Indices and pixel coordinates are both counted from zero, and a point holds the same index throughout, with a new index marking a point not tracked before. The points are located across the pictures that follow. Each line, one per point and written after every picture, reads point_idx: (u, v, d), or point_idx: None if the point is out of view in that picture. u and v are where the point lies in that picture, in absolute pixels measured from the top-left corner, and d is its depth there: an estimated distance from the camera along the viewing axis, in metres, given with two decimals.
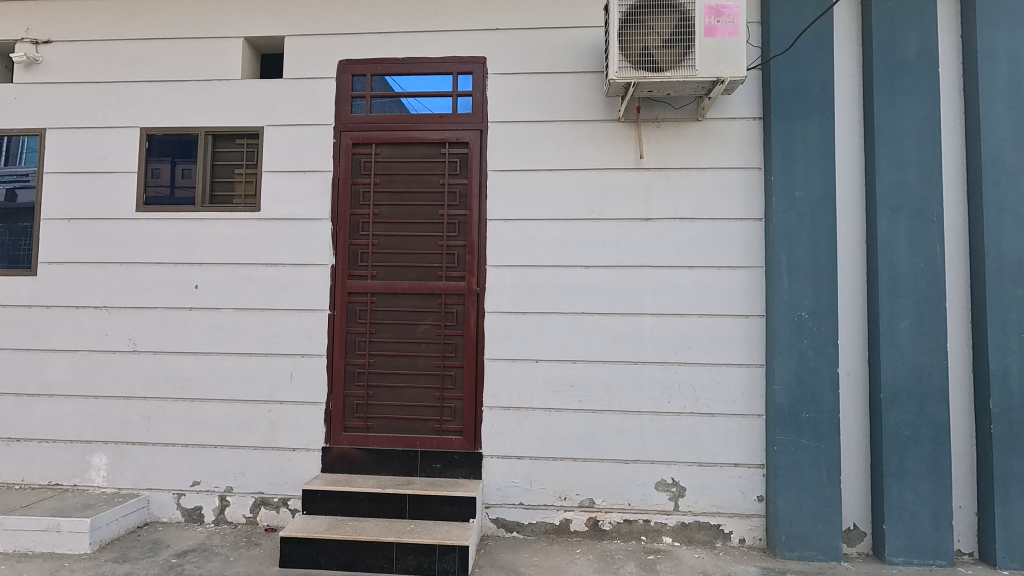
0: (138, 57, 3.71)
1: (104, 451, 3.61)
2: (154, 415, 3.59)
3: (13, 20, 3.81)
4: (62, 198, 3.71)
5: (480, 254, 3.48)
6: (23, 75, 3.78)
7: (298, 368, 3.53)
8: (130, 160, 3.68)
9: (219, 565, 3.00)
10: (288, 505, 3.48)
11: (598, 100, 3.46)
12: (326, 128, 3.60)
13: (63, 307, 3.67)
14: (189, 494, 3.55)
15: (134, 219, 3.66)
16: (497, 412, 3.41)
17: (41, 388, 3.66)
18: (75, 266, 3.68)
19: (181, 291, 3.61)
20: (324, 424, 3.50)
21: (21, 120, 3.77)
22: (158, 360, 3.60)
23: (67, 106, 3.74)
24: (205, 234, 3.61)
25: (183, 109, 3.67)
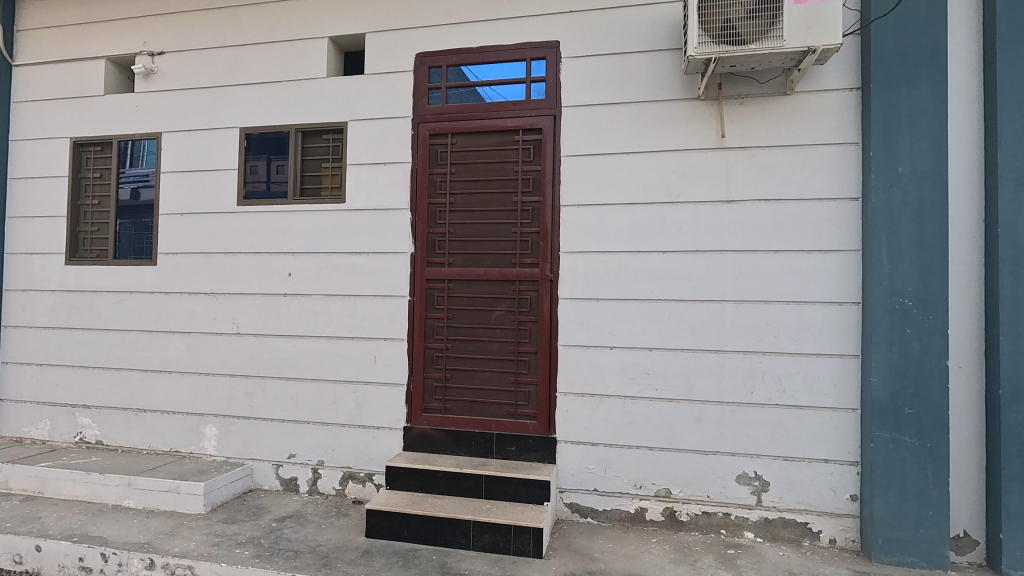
0: (237, 62, 4.01)
1: (214, 423, 3.99)
2: (255, 392, 3.92)
3: (133, 35, 4.23)
4: (176, 195, 4.11)
5: (554, 240, 3.48)
6: (142, 85, 4.21)
7: (381, 351, 3.72)
8: (231, 157, 4.00)
9: (313, 532, 3.24)
10: (373, 480, 3.68)
11: (676, 79, 3.33)
12: (405, 121, 3.72)
13: (179, 293, 4.08)
14: (286, 465, 3.85)
15: (236, 213, 3.98)
16: (571, 398, 3.42)
17: (162, 365, 4.10)
18: (188, 256, 4.07)
19: (277, 278, 3.90)
20: (405, 405, 3.66)
21: (141, 125, 4.20)
22: (258, 342, 3.92)
23: (178, 111, 4.12)
24: (297, 225, 3.87)
25: (276, 108, 3.93)
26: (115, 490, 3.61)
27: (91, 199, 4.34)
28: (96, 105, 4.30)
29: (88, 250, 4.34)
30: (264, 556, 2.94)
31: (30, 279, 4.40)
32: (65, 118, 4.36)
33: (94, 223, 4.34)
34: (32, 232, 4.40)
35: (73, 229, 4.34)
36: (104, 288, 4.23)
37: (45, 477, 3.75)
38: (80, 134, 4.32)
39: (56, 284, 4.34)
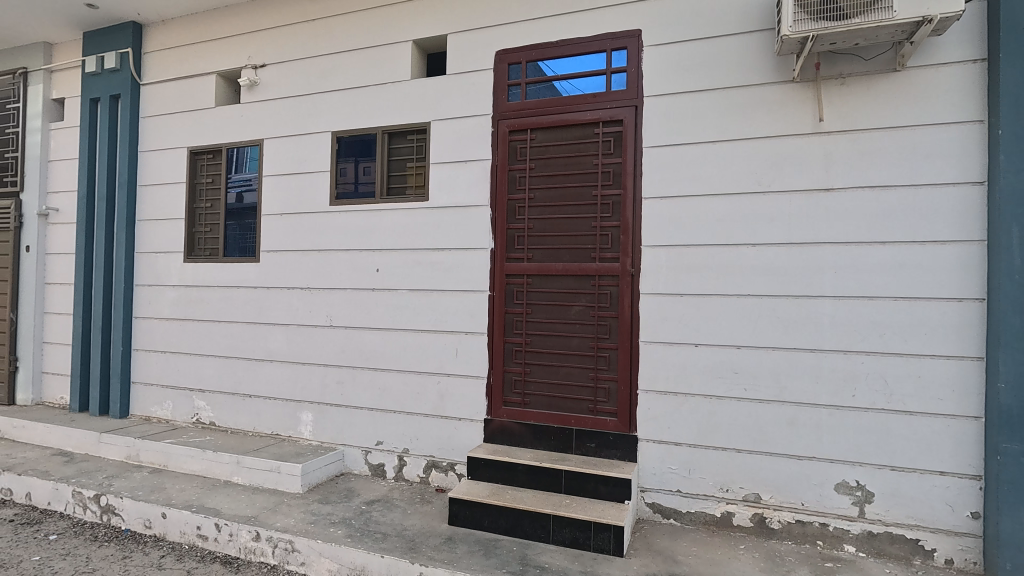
0: (330, 70, 4.25)
1: (310, 409, 4.27)
2: (347, 382, 4.15)
3: (239, 50, 4.60)
4: (276, 197, 4.43)
5: (635, 234, 3.40)
6: (247, 96, 4.56)
7: (463, 344, 3.81)
8: (324, 160, 4.25)
9: (399, 516, 3.39)
10: (455, 470, 3.79)
11: (768, 61, 3.14)
12: (485, 118, 3.78)
13: (279, 288, 4.40)
14: (374, 452, 4.05)
15: (328, 212, 4.23)
16: (653, 395, 3.33)
17: (265, 354, 4.44)
18: (286, 254, 4.37)
19: (366, 274, 4.10)
20: (486, 398, 3.74)
21: (246, 133, 4.56)
22: (349, 334, 4.15)
23: (277, 119, 4.43)
24: (384, 223, 4.05)
25: (364, 112, 4.13)
26: (226, 467, 3.97)
27: (204, 202, 4.77)
28: (209, 117, 4.71)
29: (203, 249, 4.78)
30: (355, 536, 3.12)
31: (156, 276, 4.92)
32: (183, 130, 4.82)
33: (207, 224, 4.77)
34: (157, 233, 4.91)
35: (190, 230, 4.80)
36: (216, 284, 4.65)
37: (168, 453, 4.19)
38: (195, 144, 4.76)
39: (176, 280, 4.82)
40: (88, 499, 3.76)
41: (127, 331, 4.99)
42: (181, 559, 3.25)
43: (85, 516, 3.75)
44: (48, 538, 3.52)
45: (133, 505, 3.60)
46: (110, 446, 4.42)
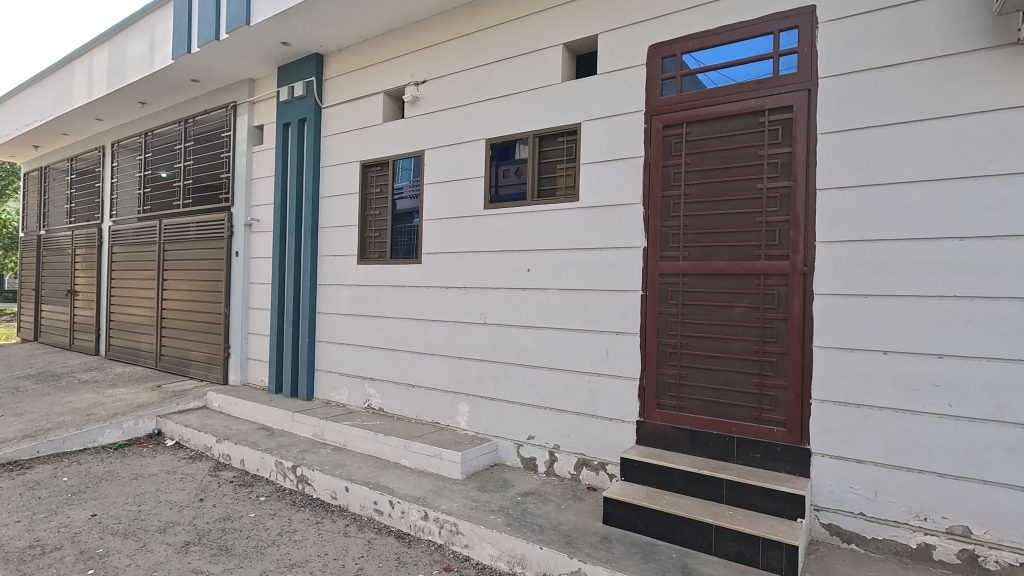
0: (484, 80, 4.48)
1: (466, 401, 4.55)
2: (500, 377, 4.35)
3: (404, 69, 5.03)
4: (436, 203, 4.77)
5: (807, 229, 3.12)
6: (410, 111, 4.98)
7: (614, 344, 3.80)
8: (479, 166, 4.49)
9: (553, 510, 3.47)
10: (606, 469, 3.79)
11: (983, 24, 2.69)
12: (638, 115, 3.72)
13: (438, 287, 4.74)
14: (526, 445, 4.19)
15: (483, 216, 4.46)
16: (830, 406, 3.04)
17: (426, 348, 4.82)
18: (445, 255, 4.70)
19: (518, 273, 4.26)
20: (639, 400, 3.67)
21: (409, 145, 4.97)
22: (502, 331, 4.35)
23: (437, 130, 4.77)
24: (535, 224, 4.17)
25: (516, 117, 4.29)
26: (395, 450, 4.37)
27: (374, 210, 5.30)
28: (378, 132, 5.22)
29: (373, 252, 5.31)
30: (514, 525, 3.25)
31: (334, 277, 5.57)
32: (356, 146, 5.39)
33: (376, 229, 5.29)
34: (335, 238, 5.56)
35: (362, 235, 5.36)
36: (384, 283, 5.14)
37: (347, 434, 4.73)
38: (366, 158, 5.30)
39: (351, 280, 5.41)
40: (287, 468, 4.37)
41: (312, 324, 5.72)
42: (362, 530, 3.65)
43: (285, 483, 4.37)
44: (259, 499, 4.16)
45: (322, 477, 4.12)
46: (301, 424, 5.11)
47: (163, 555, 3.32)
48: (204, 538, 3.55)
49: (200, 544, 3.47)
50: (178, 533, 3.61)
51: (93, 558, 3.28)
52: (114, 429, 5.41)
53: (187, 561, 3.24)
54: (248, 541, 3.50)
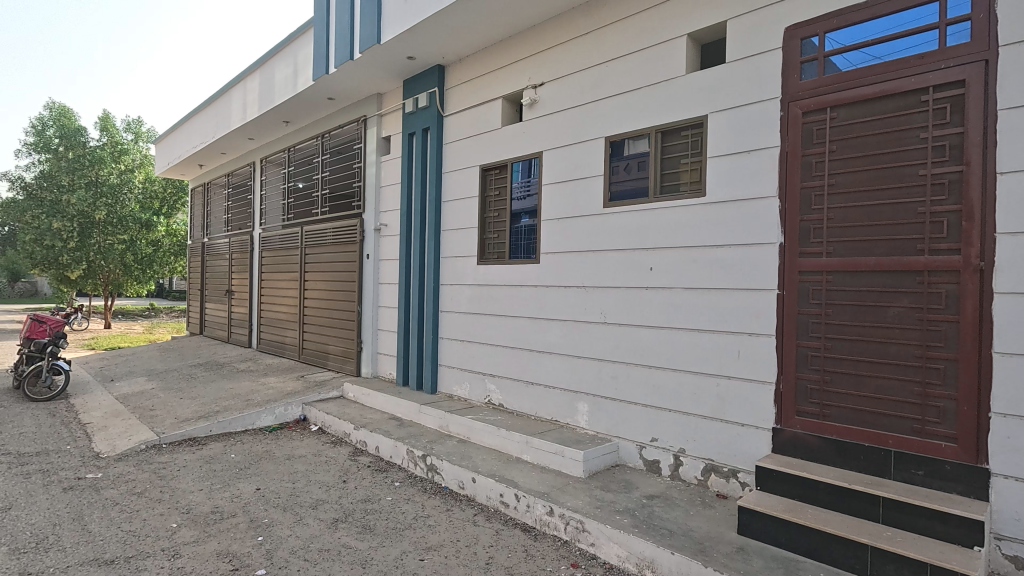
0: (603, 78, 4.46)
1: (586, 401, 4.56)
2: (621, 377, 4.31)
3: (522, 73, 5.15)
4: (554, 203, 4.83)
5: (984, 218, 2.74)
6: (529, 113, 5.08)
7: (746, 346, 3.60)
8: (599, 164, 4.48)
9: (682, 516, 3.37)
10: (738, 477, 3.60)
11: None
12: (773, 103, 3.50)
13: (557, 286, 4.80)
14: (649, 448, 4.11)
15: (602, 214, 4.45)
16: (1016, 421, 2.65)
17: (545, 347, 4.90)
18: (564, 255, 4.75)
19: (640, 272, 4.19)
20: (776, 406, 3.45)
21: (528, 148, 5.08)
22: (622, 331, 4.30)
23: (555, 131, 4.83)
24: (658, 221, 4.08)
25: (638, 113, 4.22)
26: (516, 445, 4.48)
27: (493, 211, 5.47)
28: (497, 136, 5.39)
29: (492, 252, 5.49)
30: (642, 528, 3.20)
31: (456, 277, 5.83)
32: (476, 151, 5.60)
33: (495, 230, 5.46)
34: (456, 240, 5.82)
35: (482, 237, 5.56)
36: (503, 282, 5.30)
37: (470, 427, 4.93)
38: (486, 161, 5.49)
39: (471, 279, 5.64)
40: (418, 457, 4.66)
41: (435, 321, 6.04)
42: (490, 520, 3.79)
43: (416, 471, 4.66)
44: (395, 484, 4.48)
45: (450, 468, 4.34)
46: (427, 416, 5.41)
47: (317, 528, 3.69)
48: (350, 516, 3.90)
49: (347, 521, 3.80)
50: (328, 510, 3.99)
51: (261, 526, 3.72)
52: (269, 414, 6.09)
53: (337, 536, 3.57)
54: (388, 523, 3.78)
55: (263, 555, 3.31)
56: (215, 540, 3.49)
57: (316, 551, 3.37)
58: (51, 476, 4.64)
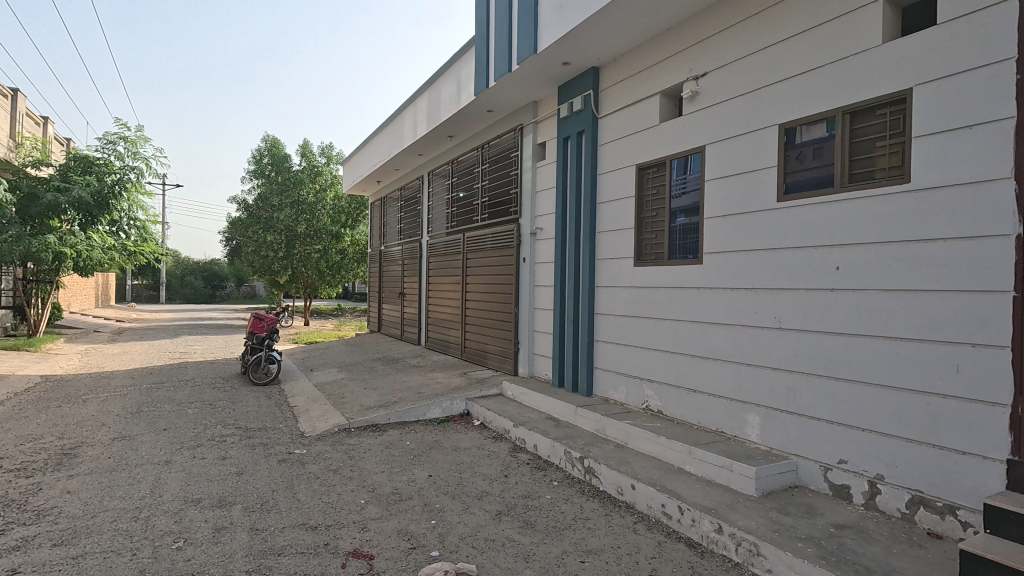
0: (777, 61, 4.09)
1: (757, 412, 4.19)
2: (800, 389, 3.89)
3: (683, 65, 4.92)
4: (719, 200, 4.54)
5: None
6: (690, 106, 4.84)
7: (966, 358, 3.01)
8: (771, 154, 4.12)
9: (882, 553, 2.91)
10: (957, 515, 3.01)
11: None
12: (1005, 65, 2.89)
13: (722, 288, 4.50)
14: (836, 470, 3.63)
15: (776, 209, 4.07)
16: None
17: (709, 353, 4.61)
18: (731, 254, 4.43)
19: (823, 272, 3.74)
20: (1011, 433, 2.82)
21: (689, 143, 4.84)
22: (801, 337, 3.88)
23: (721, 123, 4.54)
24: (845, 214, 3.60)
25: (820, 94, 3.79)
26: (678, 455, 4.28)
27: (651, 211, 5.30)
28: (655, 133, 5.21)
29: (649, 253, 5.32)
30: (831, 561, 2.84)
31: (611, 278, 5.76)
32: (633, 150, 5.48)
33: (653, 230, 5.28)
34: (612, 242, 5.75)
35: (639, 237, 5.42)
36: (662, 284, 5.11)
37: (629, 432, 4.82)
38: (643, 160, 5.35)
39: (628, 281, 5.52)
40: (575, 459, 4.67)
41: (591, 323, 6.03)
42: (651, 530, 3.66)
43: (573, 472, 4.68)
44: (553, 483, 4.56)
45: (608, 472, 4.29)
46: (584, 418, 5.41)
47: (482, 518, 3.90)
48: (512, 510, 4.05)
49: (509, 515, 3.96)
50: (491, 502, 4.19)
51: (434, 510, 4.04)
52: (437, 407, 6.60)
53: (501, 528, 3.73)
54: (549, 521, 3.86)
55: (436, 538, 3.58)
56: (395, 519, 3.87)
57: (482, 540, 3.55)
58: (270, 449, 5.54)
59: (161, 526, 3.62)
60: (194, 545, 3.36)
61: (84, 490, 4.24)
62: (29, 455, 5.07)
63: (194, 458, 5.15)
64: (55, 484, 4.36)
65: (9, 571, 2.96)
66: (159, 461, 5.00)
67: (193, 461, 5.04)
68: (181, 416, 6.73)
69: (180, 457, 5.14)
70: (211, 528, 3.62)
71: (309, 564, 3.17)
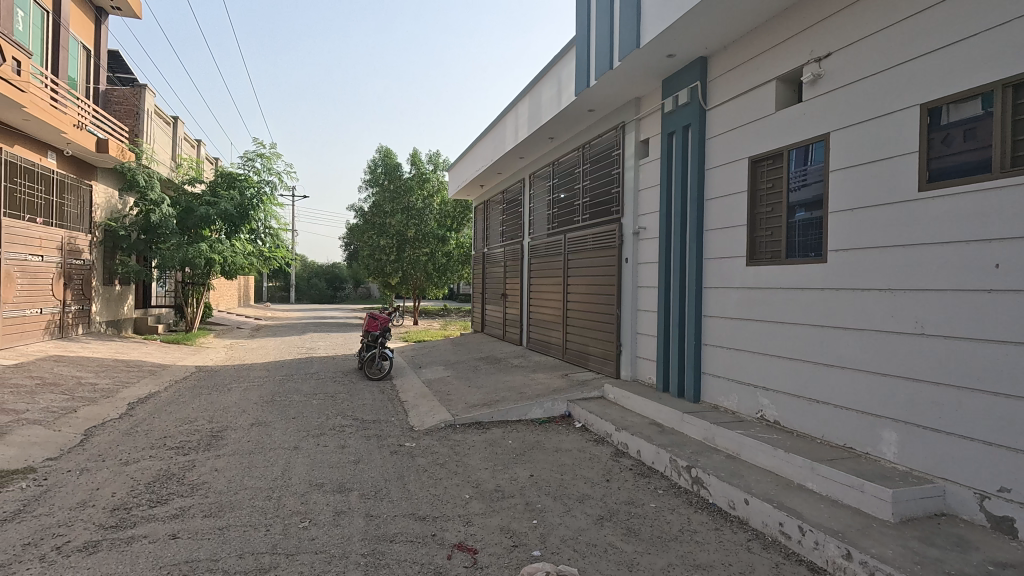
0: (917, 32, 3.64)
1: (893, 428, 3.74)
2: (947, 404, 3.41)
3: (803, 46, 4.54)
4: (846, 192, 4.13)
5: None
6: (811, 91, 4.45)
7: None
8: (911, 138, 3.67)
9: None
10: None
11: None
12: None
13: (849, 289, 4.08)
14: (996, 499, 3.14)
15: (916, 199, 3.62)
16: None
17: (834, 359, 4.21)
18: (860, 251, 4.01)
19: (976, 270, 3.26)
20: None
21: (810, 131, 4.45)
22: (948, 344, 3.41)
23: (848, 106, 4.12)
24: (1007, 202, 3.11)
25: (972, 66, 3.32)
26: (799, 470, 3.94)
27: (766, 206, 4.94)
28: (770, 123, 4.86)
29: (764, 252, 4.96)
30: None
31: (721, 279, 5.46)
32: (745, 142, 5.14)
33: (768, 227, 4.92)
34: (722, 240, 5.44)
35: (752, 235, 5.07)
36: (779, 284, 4.74)
37: (741, 443, 4.53)
38: (756, 153, 5.00)
39: (740, 282, 5.19)
40: (682, 467, 4.47)
41: (699, 326, 5.74)
42: (767, 550, 3.40)
43: (680, 481, 4.48)
44: (658, 492, 4.39)
45: (718, 484, 4.05)
46: (691, 425, 5.17)
47: (584, 522, 3.86)
48: (614, 516, 3.97)
49: (612, 521, 3.88)
50: (593, 506, 4.13)
51: (535, 510, 4.06)
52: (539, 407, 6.64)
53: (603, 534, 3.67)
54: (653, 530, 3.72)
55: (537, 537, 3.60)
56: (498, 516, 3.94)
57: (584, 544, 3.52)
58: (383, 440, 5.90)
59: (290, 506, 3.99)
60: (318, 526, 3.66)
61: (229, 469, 4.79)
62: (187, 435, 5.84)
63: (317, 445, 5.63)
64: (206, 462, 4.98)
65: (170, 535, 3.42)
66: (289, 446, 5.53)
67: (317, 448, 5.51)
68: (308, 406, 7.39)
69: (306, 443, 5.65)
70: (332, 511, 3.93)
71: (417, 553, 3.32)
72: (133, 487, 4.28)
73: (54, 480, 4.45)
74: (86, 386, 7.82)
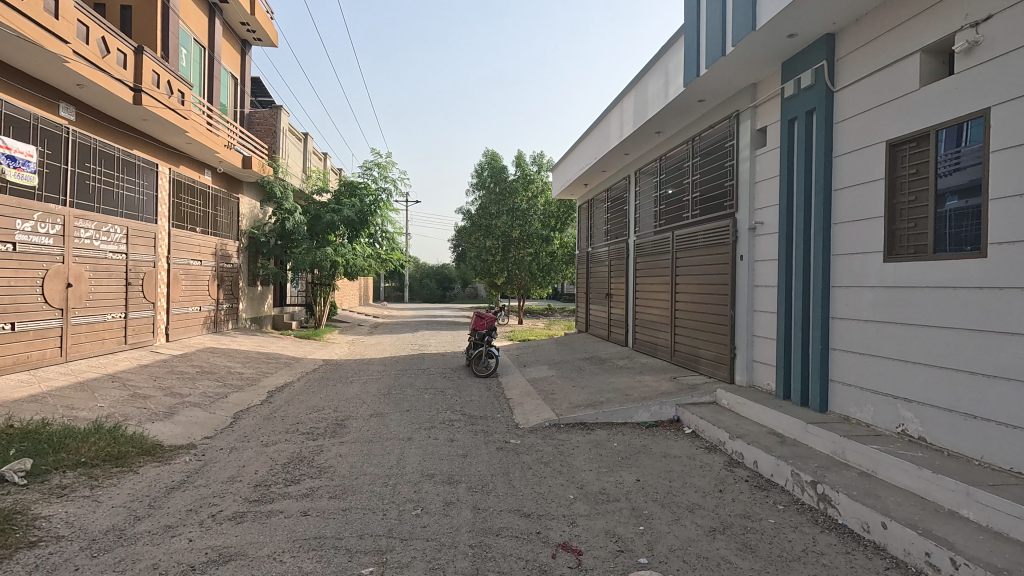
0: None
1: None
2: None
3: (955, 10, 3.97)
4: (1012, 175, 3.56)
5: None
6: (966, 61, 3.88)
7: None
8: None
9: None
10: None
11: None
12: None
13: (1017, 288, 3.51)
14: None
15: None
16: None
17: (997, 369, 3.64)
18: None
19: None
20: None
21: (964, 107, 3.89)
22: None
23: (1014, 75, 3.54)
24: None
25: None
26: (952, 495, 3.45)
27: (909, 195, 4.40)
28: (913, 101, 4.31)
29: (906, 246, 4.42)
30: None
31: (852, 277, 4.94)
32: (882, 124, 4.61)
33: (911, 219, 4.38)
34: (853, 234, 4.92)
35: (890, 227, 4.53)
36: (924, 283, 4.20)
37: (878, 459, 4.06)
38: (896, 135, 4.46)
39: (875, 280, 4.66)
40: (806, 482, 4.11)
41: (826, 329, 5.24)
42: None
43: (803, 497, 4.12)
44: (778, 507, 4.07)
45: (850, 503, 3.67)
46: (818, 437, 4.73)
47: (695, 533, 3.68)
48: (728, 529, 3.74)
49: (725, 534, 3.67)
50: (705, 517, 3.93)
51: (642, 516, 3.95)
52: (646, 411, 6.45)
53: (716, 547, 3.48)
54: (773, 548, 3.46)
55: (644, 544, 3.50)
56: (603, 519, 3.88)
57: (694, 555, 3.36)
58: (489, 436, 6.07)
59: (404, 493, 4.23)
60: (429, 514, 3.85)
61: (351, 455, 5.20)
62: (316, 422, 6.41)
63: (429, 437, 5.92)
64: (331, 447, 5.44)
65: (302, 512, 3.78)
66: (403, 437, 5.87)
67: (429, 440, 5.80)
68: (420, 400, 7.81)
69: (418, 435, 5.96)
70: (442, 501, 4.12)
71: (523, 549, 3.37)
72: (272, 467, 4.79)
73: (211, 456, 5.11)
74: (235, 374, 8.88)
